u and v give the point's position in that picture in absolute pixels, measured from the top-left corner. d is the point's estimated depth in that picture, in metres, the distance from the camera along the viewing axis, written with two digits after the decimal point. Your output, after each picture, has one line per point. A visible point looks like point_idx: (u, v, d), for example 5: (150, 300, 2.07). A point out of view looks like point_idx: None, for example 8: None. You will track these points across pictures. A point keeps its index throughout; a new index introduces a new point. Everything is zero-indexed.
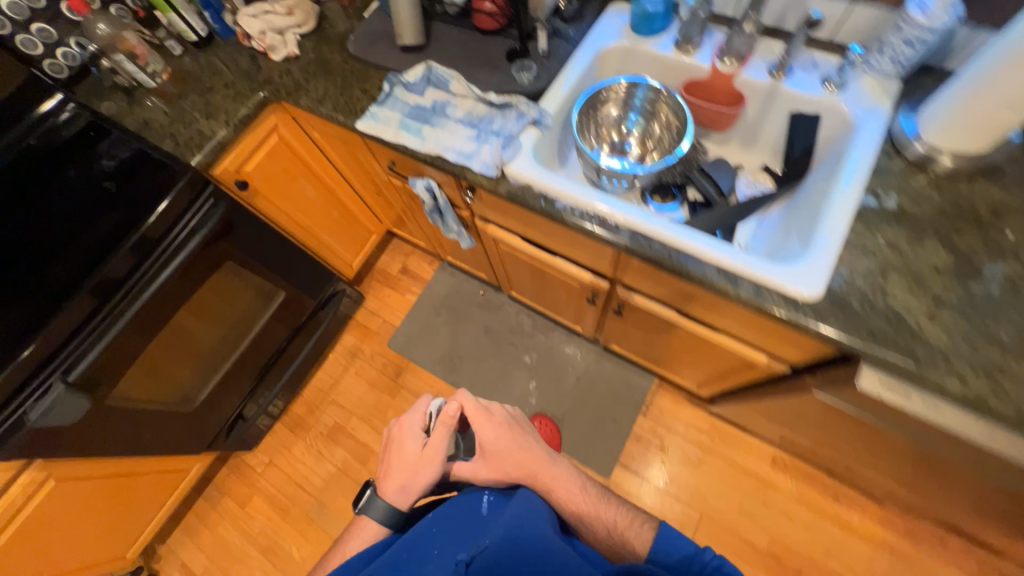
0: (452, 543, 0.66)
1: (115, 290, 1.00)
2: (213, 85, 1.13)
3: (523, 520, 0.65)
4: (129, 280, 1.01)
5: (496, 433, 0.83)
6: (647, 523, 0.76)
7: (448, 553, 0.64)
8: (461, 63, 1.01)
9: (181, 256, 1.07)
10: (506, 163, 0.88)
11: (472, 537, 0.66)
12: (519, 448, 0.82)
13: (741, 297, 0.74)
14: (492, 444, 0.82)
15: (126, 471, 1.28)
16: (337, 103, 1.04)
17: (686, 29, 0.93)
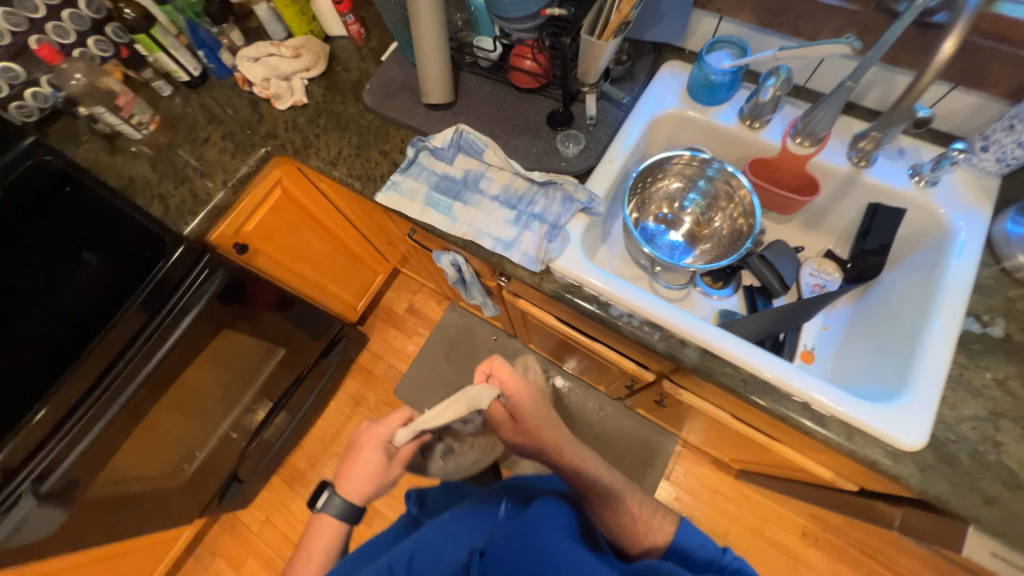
0: (470, 533, 0.67)
1: (93, 385, 0.85)
2: (208, 137, 0.99)
3: (540, 516, 0.63)
4: (109, 373, 0.86)
5: (533, 409, 0.79)
6: (669, 516, 0.73)
7: (462, 545, 0.65)
8: (495, 127, 0.90)
9: (173, 336, 0.92)
10: (552, 258, 0.77)
11: (488, 530, 0.67)
12: (550, 423, 0.78)
13: (831, 441, 0.64)
14: (525, 416, 0.78)
15: (109, 555, 1.15)
16: (352, 167, 0.92)
17: (756, 105, 0.81)
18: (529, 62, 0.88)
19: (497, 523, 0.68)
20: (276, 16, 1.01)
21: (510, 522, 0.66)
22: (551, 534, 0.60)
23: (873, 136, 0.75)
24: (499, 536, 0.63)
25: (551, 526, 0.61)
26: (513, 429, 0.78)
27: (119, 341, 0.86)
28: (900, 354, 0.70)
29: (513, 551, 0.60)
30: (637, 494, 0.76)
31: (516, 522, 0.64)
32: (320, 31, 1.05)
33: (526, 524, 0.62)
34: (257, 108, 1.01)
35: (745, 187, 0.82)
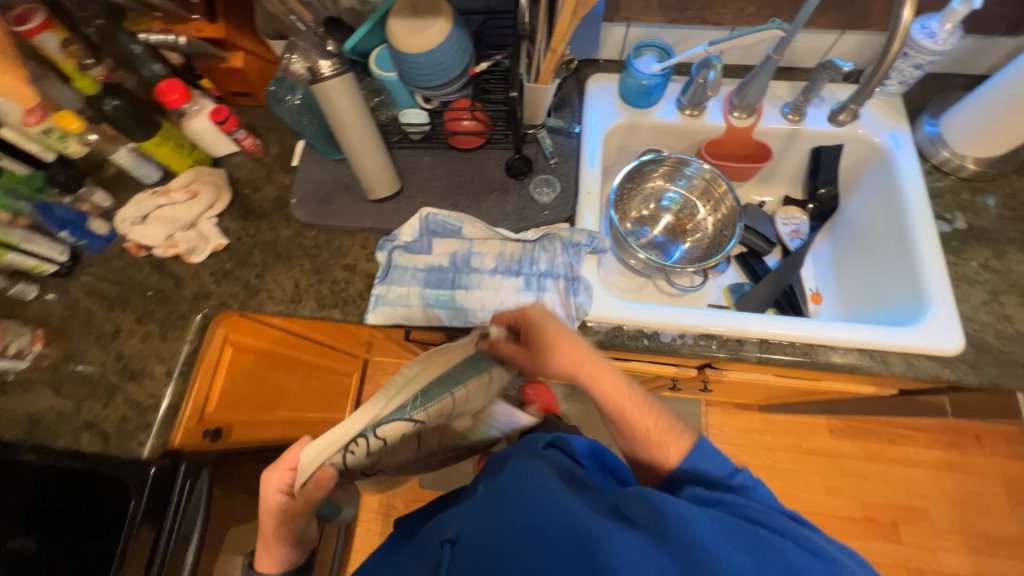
0: (449, 520, 0.59)
1: None
2: (118, 327, 0.80)
3: (518, 483, 0.57)
4: None
5: (556, 331, 0.68)
6: (684, 434, 0.65)
7: (439, 535, 0.57)
8: (458, 198, 0.83)
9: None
10: (585, 311, 0.74)
11: (464, 513, 0.58)
12: (576, 345, 0.68)
13: (897, 374, 0.69)
14: (542, 347, 0.67)
15: None
16: (320, 295, 0.79)
17: (692, 95, 0.84)
18: (468, 121, 0.82)
19: (467, 502, 0.60)
20: (145, 156, 0.83)
21: (481, 495, 0.58)
22: (532, 498, 0.54)
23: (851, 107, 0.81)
24: (471, 512, 0.56)
25: (531, 490, 0.55)
26: (528, 355, 0.70)
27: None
28: (898, 271, 0.78)
29: (486, 542, 0.51)
30: (655, 407, 0.67)
31: (490, 493, 0.58)
32: (205, 157, 0.89)
33: (505, 498, 0.56)
34: (167, 270, 0.83)
35: (723, 181, 0.87)
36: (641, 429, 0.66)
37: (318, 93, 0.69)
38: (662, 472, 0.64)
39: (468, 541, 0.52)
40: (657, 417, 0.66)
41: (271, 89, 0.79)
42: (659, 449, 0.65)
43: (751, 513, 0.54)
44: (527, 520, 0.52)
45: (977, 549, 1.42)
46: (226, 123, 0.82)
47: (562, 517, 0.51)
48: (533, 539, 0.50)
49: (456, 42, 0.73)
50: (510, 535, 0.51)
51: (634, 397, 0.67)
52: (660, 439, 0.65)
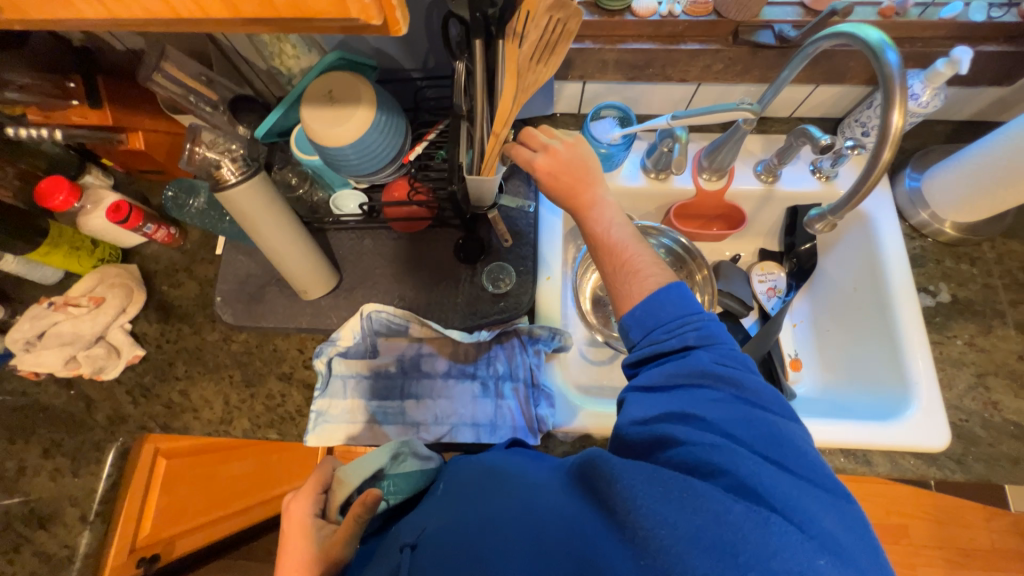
0: (411, 522, 0.50)
1: None
2: (23, 463, 0.70)
3: (468, 477, 0.53)
4: None
5: (552, 170, 0.56)
6: (655, 276, 0.52)
7: (395, 539, 0.48)
8: (404, 289, 0.75)
9: None
10: (550, 423, 0.67)
11: (421, 518, 0.50)
12: (584, 175, 0.57)
13: (882, 474, 0.65)
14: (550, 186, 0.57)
15: None
16: (254, 413, 0.71)
17: (656, 160, 0.76)
18: (408, 206, 0.72)
19: (432, 503, 0.52)
20: (37, 262, 0.72)
21: (443, 496, 0.52)
22: (484, 490, 0.49)
23: (830, 219, 0.55)
24: (423, 512, 0.51)
25: (488, 481, 0.50)
26: (552, 165, 0.56)
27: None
28: (881, 345, 0.73)
29: (450, 538, 0.43)
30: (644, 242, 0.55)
31: (446, 494, 0.52)
32: (111, 252, 0.77)
33: (464, 495, 0.49)
34: (76, 391, 0.73)
35: (702, 257, 0.78)
36: (614, 259, 0.55)
37: (224, 201, 0.59)
38: (626, 311, 0.53)
39: (428, 541, 0.44)
40: (638, 253, 0.54)
41: (173, 194, 0.78)
42: (624, 286, 0.54)
43: (688, 425, 0.45)
44: (473, 509, 0.46)
45: (951, 560, 1.45)
46: (128, 221, 0.71)
47: (512, 503, 0.46)
48: (481, 525, 0.43)
49: (384, 125, 0.63)
50: (469, 528, 0.44)
51: (619, 223, 0.56)
52: (630, 275, 0.53)
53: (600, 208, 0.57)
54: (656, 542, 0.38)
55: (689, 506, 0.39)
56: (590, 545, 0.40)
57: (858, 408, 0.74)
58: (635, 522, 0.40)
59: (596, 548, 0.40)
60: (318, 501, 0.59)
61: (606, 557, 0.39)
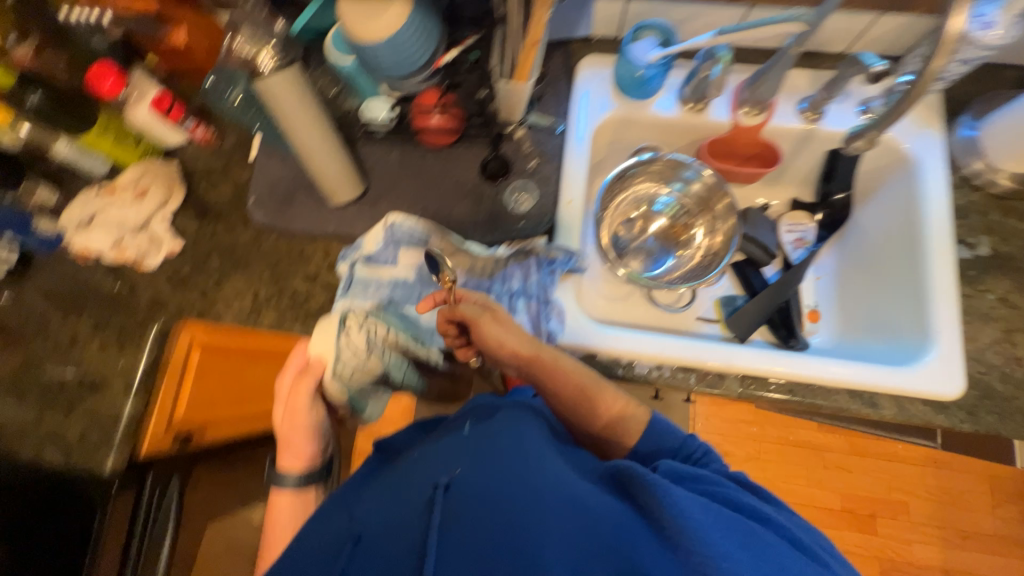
0: (437, 462, 0.56)
1: None
2: (75, 335, 0.77)
3: (501, 431, 0.58)
4: None
5: (516, 338, 0.66)
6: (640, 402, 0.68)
7: (428, 475, 0.54)
8: (428, 203, 0.76)
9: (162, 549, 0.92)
10: (556, 338, 0.69)
11: (454, 457, 0.55)
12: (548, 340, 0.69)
13: (886, 418, 0.65)
14: (495, 336, 0.66)
15: None
16: (280, 307, 0.75)
17: (694, 88, 0.74)
18: (438, 116, 0.73)
19: (455, 440, 0.59)
20: (87, 149, 0.76)
21: (470, 436, 0.58)
22: (517, 450, 0.55)
23: (870, 136, 0.58)
24: (443, 451, 0.57)
25: (516, 445, 0.55)
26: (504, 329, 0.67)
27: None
28: (910, 298, 0.71)
29: (487, 488, 0.50)
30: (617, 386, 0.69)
31: (473, 442, 0.57)
32: (154, 147, 0.81)
33: (499, 447, 0.55)
34: (120, 276, 0.78)
35: (725, 192, 0.78)
36: (601, 407, 0.66)
37: (262, 92, 0.60)
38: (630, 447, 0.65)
39: (462, 487, 0.50)
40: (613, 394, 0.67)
41: (212, 82, 0.73)
42: (620, 430, 0.66)
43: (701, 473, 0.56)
44: (491, 465, 0.52)
45: (950, 542, 1.45)
46: (173, 112, 0.75)
47: (535, 473, 0.52)
48: (510, 488, 0.50)
49: (419, 25, 0.62)
50: (508, 488, 0.49)
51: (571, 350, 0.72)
52: (623, 425, 0.66)
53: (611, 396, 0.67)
54: (688, 543, 0.46)
55: (728, 523, 0.48)
56: (625, 533, 0.47)
57: (877, 356, 0.72)
58: (671, 526, 0.47)
59: (632, 532, 0.47)
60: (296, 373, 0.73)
61: (643, 543, 0.46)
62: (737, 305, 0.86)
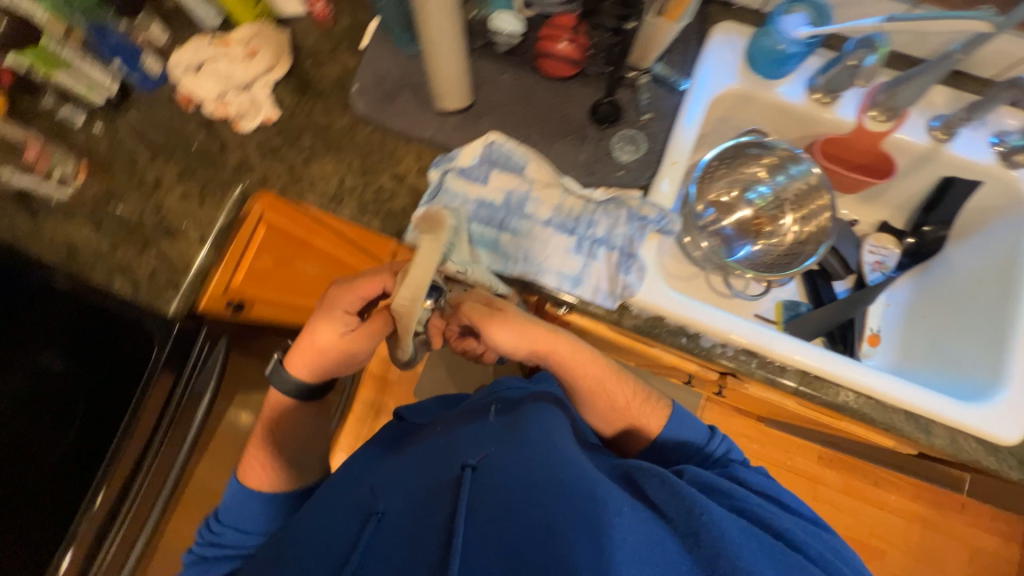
0: (466, 446, 0.64)
1: (123, 491, 0.73)
2: (160, 178, 0.78)
3: (531, 427, 0.65)
4: (137, 474, 0.74)
5: (515, 337, 0.67)
6: (660, 400, 0.76)
7: (456, 459, 0.62)
8: (530, 131, 0.75)
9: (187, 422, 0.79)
10: (630, 292, 0.68)
11: (477, 446, 0.64)
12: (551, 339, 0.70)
13: (935, 447, 0.65)
14: (500, 338, 0.66)
15: None
16: (362, 198, 0.75)
17: (832, 78, 0.72)
18: (565, 44, 0.71)
19: (488, 433, 0.67)
20: None
21: (497, 432, 0.66)
22: (540, 442, 0.61)
23: None
24: (470, 439, 0.66)
25: (541, 441, 0.61)
26: (505, 328, 0.66)
27: (111, 497, 0.72)
28: (988, 342, 0.70)
29: (510, 473, 0.56)
30: (631, 381, 0.76)
31: (505, 434, 0.65)
32: (270, 12, 0.80)
33: (525, 438, 0.62)
34: (213, 131, 0.79)
35: (828, 193, 0.76)
36: (618, 401, 0.74)
37: None
38: (645, 440, 0.74)
39: (486, 468, 0.58)
40: (624, 387, 0.74)
41: None
42: (641, 420, 0.74)
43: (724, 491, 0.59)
44: (512, 452, 0.60)
45: None
46: None
47: (557, 462, 0.57)
48: (529, 473, 0.55)
49: None
50: (530, 473, 0.55)
51: (581, 352, 0.73)
52: (638, 420, 0.74)
53: (623, 388, 0.74)
54: (722, 552, 0.46)
55: (759, 540, 0.49)
56: (657, 536, 0.48)
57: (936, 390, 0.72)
58: (701, 532, 0.48)
59: (663, 540, 0.47)
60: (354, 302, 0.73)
61: (670, 544, 0.47)
62: (798, 312, 0.85)
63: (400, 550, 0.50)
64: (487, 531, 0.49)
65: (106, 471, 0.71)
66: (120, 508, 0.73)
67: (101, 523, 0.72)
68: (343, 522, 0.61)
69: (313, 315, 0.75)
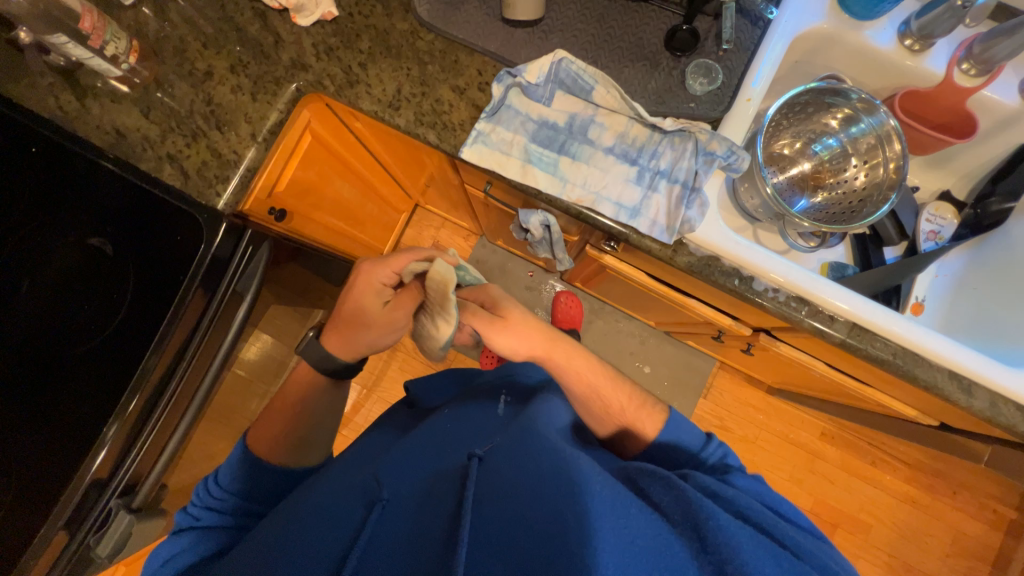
0: (468, 440, 0.61)
1: (163, 385, 0.71)
2: (212, 69, 0.75)
3: (530, 421, 0.60)
4: (178, 371, 0.71)
5: (513, 344, 0.69)
6: (658, 406, 0.69)
7: (460, 451, 0.58)
8: (600, 52, 0.72)
9: (224, 334, 0.76)
10: (688, 229, 0.67)
11: (482, 439, 0.60)
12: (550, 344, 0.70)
13: (974, 409, 0.65)
14: (500, 344, 0.69)
15: None
16: (419, 109, 0.73)
17: (930, 23, 0.68)
18: None
19: (496, 429, 0.63)
20: None
21: (501, 429, 0.62)
22: (536, 436, 0.56)
23: None
24: (475, 432, 0.63)
25: (535, 435, 0.57)
26: (504, 334, 0.69)
27: (146, 397, 0.69)
28: None
29: (513, 464, 0.52)
30: (627, 387, 0.70)
31: (508, 429, 0.60)
32: None
33: (528, 431, 0.57)
34: (268, 24, 0.76)
35: (900, 140, 0.71)
36: (612, 407, 0.67)
37: None
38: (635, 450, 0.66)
39: (491, 460, 0.54)
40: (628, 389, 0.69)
41: None
42: (636, 422, 0.66)
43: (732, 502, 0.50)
44: (518, 444, 0.55)
45: None
46: None
47: (557, 454, 0.52)
48: (526, 467, 0.51)
49: None
50: (530, 465, 0.51)
51: (584, 360, 0.70)
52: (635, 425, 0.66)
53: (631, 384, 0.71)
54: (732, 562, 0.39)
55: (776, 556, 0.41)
56: (659, 539, 0.41)
57: None
58: (708, 536, 0.42)
59: (666, 544, 0.41)
60: (391, 276, 0.73)
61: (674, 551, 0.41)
62: (845, 274, 0.82)
63: (403, 547, 0.46)
64: (488, 530, 0.45)
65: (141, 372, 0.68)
66: (155, 409, 0.71)
67: (139, 416, 0.69)
68: (339, 505, 0.54)
69: (351, 290, 0.75)
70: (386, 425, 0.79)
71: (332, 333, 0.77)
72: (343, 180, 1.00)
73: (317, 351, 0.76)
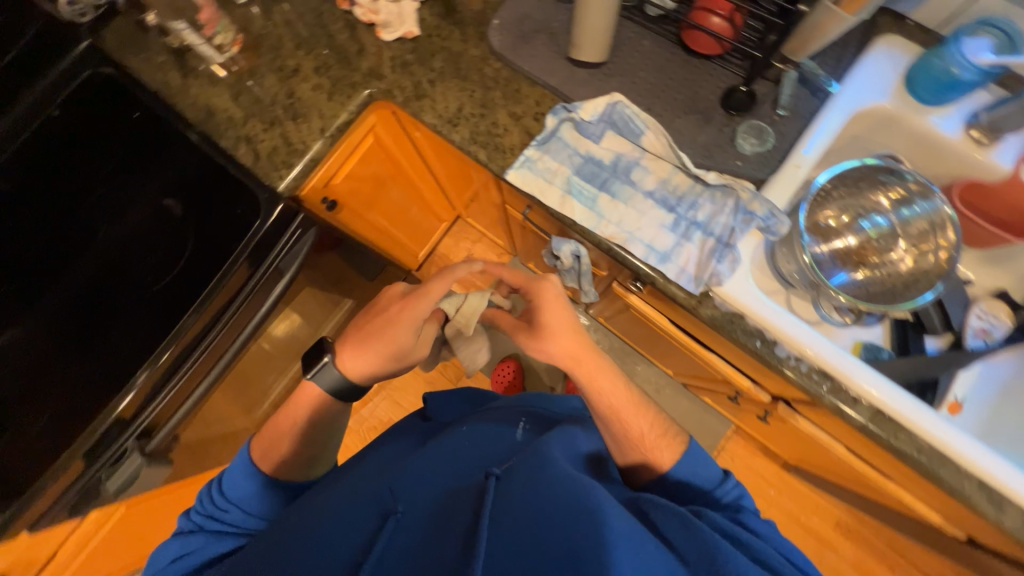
0: (484, 460, 0.60)
1: (195, 343, 0.76)
2: (299, 67, 0.83)
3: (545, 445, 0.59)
4: (210, 334, 0.76)
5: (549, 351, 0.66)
6: (676, 437, 0.66)
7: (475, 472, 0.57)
8: (655, 101, 0.74)
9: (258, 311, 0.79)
10: (718, 282, 0.67)
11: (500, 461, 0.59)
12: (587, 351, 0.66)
13: (1004, 527, 0.60)
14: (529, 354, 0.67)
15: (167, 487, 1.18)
16: (476, 128, 0.77)
17: (1000, 117, 0.67)
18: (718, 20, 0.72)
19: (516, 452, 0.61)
20: None
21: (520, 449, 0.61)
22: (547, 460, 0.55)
23: None
24: (490, 453, 0.63)
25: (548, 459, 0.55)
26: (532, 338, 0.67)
27: (178, 352, 0.75)
28: None
29: (526, 488, 0.51)
30: (649, 410, 0.67)
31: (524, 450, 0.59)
32: None
33: (543, 454, 0.56)
34: (355, 35, 0.83)
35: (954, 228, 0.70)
36: (632, 430, 0.64)
37: None
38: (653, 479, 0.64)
39: (507, 479, 0.53)
40: (653, 420, 0.66)
41: None
42: (651, 452, 0.64)
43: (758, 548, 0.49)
44: (534, 464, 0.54)
45: None
46: None
47: (571, 480, 0.51)
48: (539, 488, 0.50)
49: None
50: (548, 489, 0.50)
51: (617, 384, 0.67)
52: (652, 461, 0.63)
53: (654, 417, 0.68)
54: None
55: None
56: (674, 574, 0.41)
57: None
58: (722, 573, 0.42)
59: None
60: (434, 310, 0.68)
61: None
62: (878, 356, 0.78)
63: (418, 560, 0.44)
64: (499, 541, 0.44)
65: (180, 329, 0.75)
66: (182, 365, 0.76)
67: (169, 367, 0.75)
68: (359, 515, 0.54)
69: (385, 321, 0.68)
70: (400, 436, 0.80)
71: (352, 354, 0.70)
72: (395, 183, 1.06)
73: (332, 375, 0.70)
